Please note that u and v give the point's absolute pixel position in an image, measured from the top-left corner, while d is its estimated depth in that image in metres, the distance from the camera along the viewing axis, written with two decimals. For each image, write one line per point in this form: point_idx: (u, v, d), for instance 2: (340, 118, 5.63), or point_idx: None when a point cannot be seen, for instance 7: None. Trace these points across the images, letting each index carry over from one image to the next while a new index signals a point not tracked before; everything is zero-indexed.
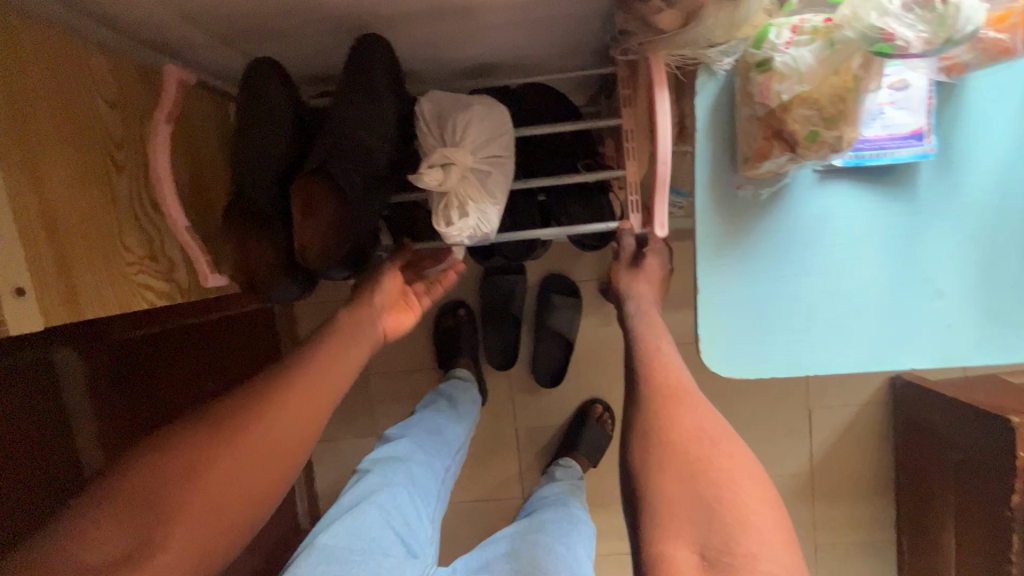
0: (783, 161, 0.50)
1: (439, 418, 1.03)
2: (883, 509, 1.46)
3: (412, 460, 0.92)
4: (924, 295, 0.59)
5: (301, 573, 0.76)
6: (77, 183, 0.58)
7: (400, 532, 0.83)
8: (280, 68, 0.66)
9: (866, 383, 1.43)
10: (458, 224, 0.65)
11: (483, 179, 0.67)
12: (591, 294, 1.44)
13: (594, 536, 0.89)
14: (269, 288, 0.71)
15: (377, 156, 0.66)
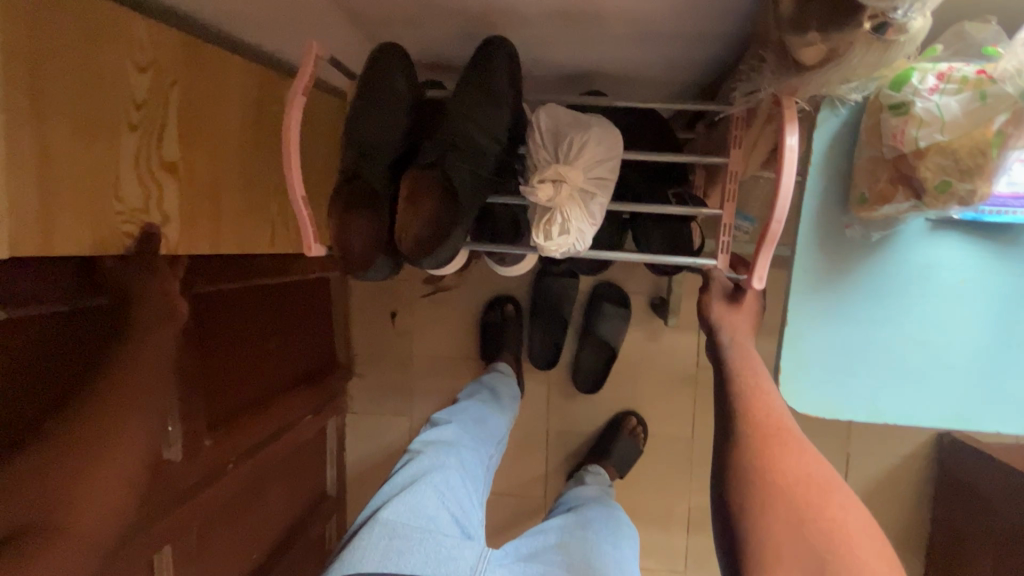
0: (906, 208, 0.51)
1: (481, 409, 1.11)
2: (912, 566, 1.42)
3: (460, 444, 0.99)
4: (1021, 360, 0.58)
5: (364, 546, 0.81)
6: (81, 133, 0.61)
7: (454, 511, 0.88)
8: (406, 57, 0.75)
9: (911, 436, 1.39)
10: (557, 240, 0.67)
11: (587, 201, 0.69)
12: (641, 307, 1.44)
13: (635, 538, 0.95)
14: (363, 267, 0.72)
15: (490, 155, 0.71)
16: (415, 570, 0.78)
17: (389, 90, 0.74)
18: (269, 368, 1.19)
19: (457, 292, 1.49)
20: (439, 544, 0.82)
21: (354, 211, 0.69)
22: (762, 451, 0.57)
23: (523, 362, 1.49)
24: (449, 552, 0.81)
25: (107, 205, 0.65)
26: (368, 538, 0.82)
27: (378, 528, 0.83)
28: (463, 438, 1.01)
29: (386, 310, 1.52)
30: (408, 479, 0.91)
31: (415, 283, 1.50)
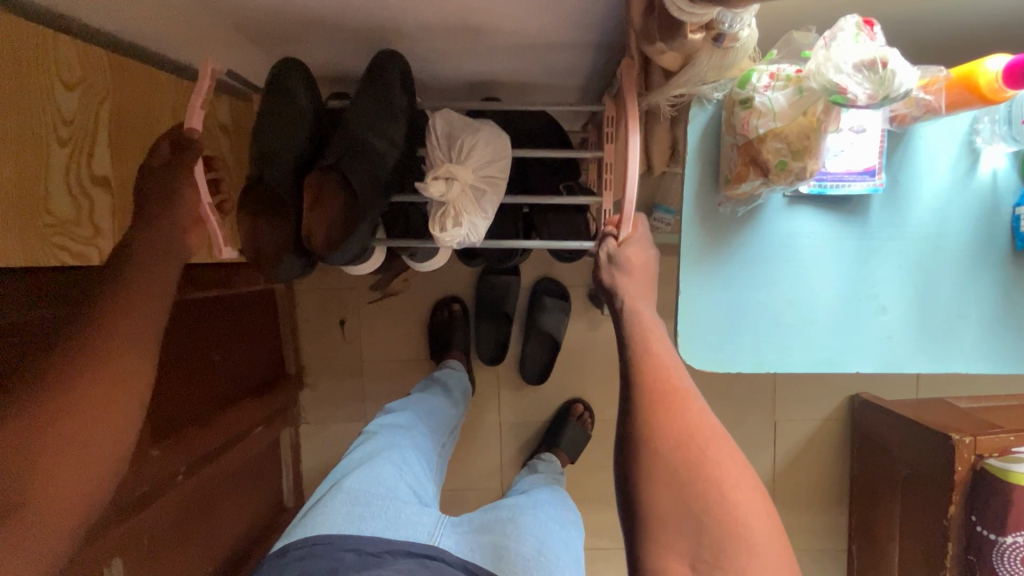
0: (757, 185, 0.60)
1: (433, 400, 1.21)
2: (838, 519, 1.57)
3: (413, 429, 1.09)
4: (870, 310, 0.69)
5: (329, 510, 0.88)
6: (10, 151, 0.63)
7: (410, 484, 0.96)
8: (303, 68, 0.80)
9: (827, 400, 1.54)
10: (451, 231, 0.71)
11: (479, 197, 0.75)
12: (580, 299, 1.53)
13: (582, 527, 1.03)
14: (275, 265, 0.78)
15: (387, 160, 0.77)
16: (375, 532, 0.85)
17: (287, 100, 0.78)
18: (219, 381, 1.21)
19: (404, 298, 1.54)
20: (398, 511, 0.89)
21: (262, 220, 0.77)
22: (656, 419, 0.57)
23: (472, 360, 1.55)
24: (406, 518, 0.88)
25: (37, 218, 0.67)
26: (330, 505, 0.89)
27: (340, 496, 0.90)
28: (418, 421, 1.12)
29: (333, 319, 1.54)
30: (366, 457, 0.99)
31: (361, 291, 1.53)
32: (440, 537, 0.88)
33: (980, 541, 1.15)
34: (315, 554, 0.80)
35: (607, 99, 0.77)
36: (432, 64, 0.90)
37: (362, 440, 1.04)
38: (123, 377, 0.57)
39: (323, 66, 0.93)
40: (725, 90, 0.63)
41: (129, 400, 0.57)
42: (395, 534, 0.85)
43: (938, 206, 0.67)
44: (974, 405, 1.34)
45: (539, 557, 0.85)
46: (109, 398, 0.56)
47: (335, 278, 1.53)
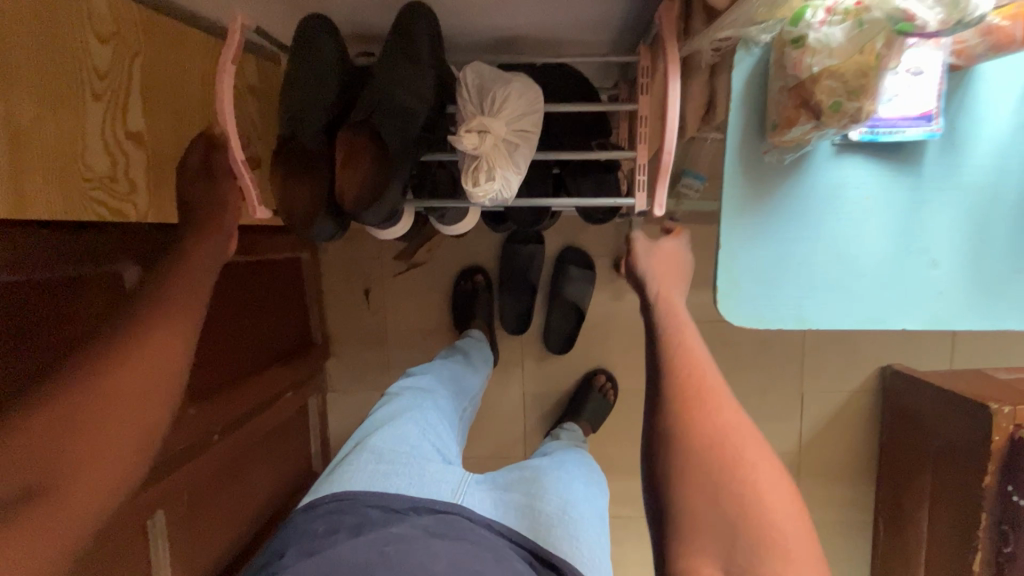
0: (808, 128, 0.56)
1: (455, 367, 1.23)
2: (864, 491, 1.56)
3: (435, 394, 1.10)
4: (920, 264, 0.66)
5: (355, 467, 0.89)
6: (48, 103, 0.63)
7: (434, 442, 0.97)
8: (332, 22, 0.79)
9: (857, 371, 1.52)
10: (484, 186, 0.69)
11: (512, 151, 0.72)
12: (604, 268, 1.51)
13: (604, 485, 1.01)
14: (307, 226, 0.75)
15: (419, 114, 0.76)
16: (400, 489, 0.84)
17: (316, 54, 0.76)
18: (249, 342, 1.23)
19: (427, 267, 1.54)
20: (422, 468, 0.88)
21: (296, 175, 0.74)
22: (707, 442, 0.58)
23: (496, 330, 1.55)
24: (432, 475, 0.88)
25: (77, 172, 0.67)
26: (357, 462, 0.89)
27: (365, 454, 0.90)
28: (439, 386, 1.13)
29: (357, 288, 1.55)
30: (390, 419, 0.99)
31: (385, 260, 1.54)
32: (463, 494, 0.87)
33: (1016, 512, 1.13)
34: (343, 509, 0.81)
35: (642, 49, 0.76)
36: (463, 20, 0.87)
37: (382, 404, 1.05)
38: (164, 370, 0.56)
39: (350, 24, 0.91)
40: (774, 33, 0.60)
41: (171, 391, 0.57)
42: (421, 491, 0.85)
43: (998, 154, 0.64)
44: (1011, 376, 1.31)
45: (564, 515, 0.85)
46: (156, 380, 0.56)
47: (361, 248, 1.53)
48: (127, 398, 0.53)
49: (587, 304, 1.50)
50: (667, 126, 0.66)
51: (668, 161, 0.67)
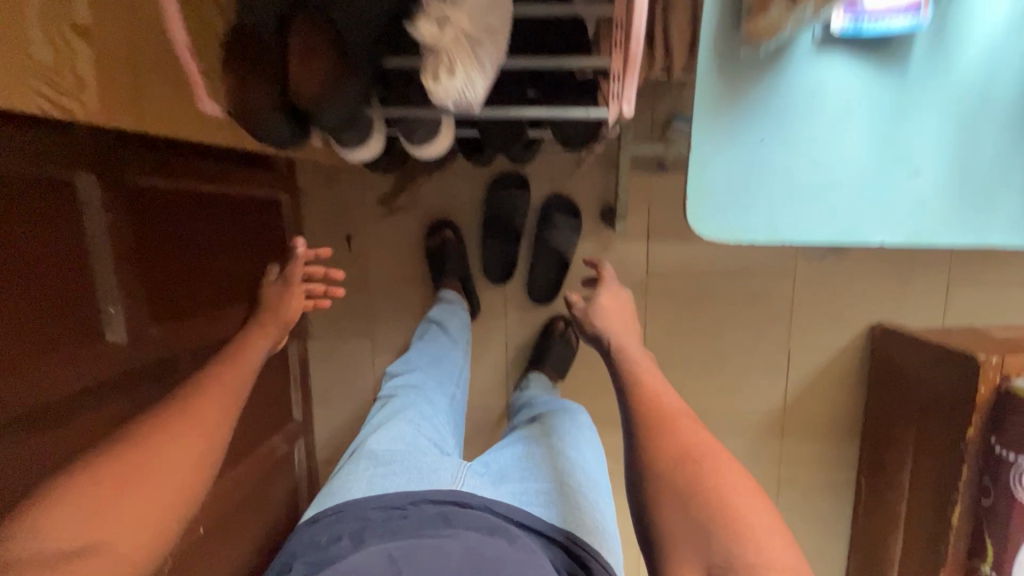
0: (782, 13, 0.54)
1: (438, 347, 1.20)
2: (846, 450, 1.55)
3: (425, 386, 1.09)
4: (904, 173, 0.63)
5: (354, 478, 0.87)
6: None
7: (429, 437, 0.97)
8: None
9: (846, 328, 1.49)
10: (444, 83, 0.66)
11: (478, 49, 0.67)
12: (592, 218, 1.48)
13: (600, 445, 0.99)
14: (265, 128, 0.74)
15: (376, 8, 0.72)
16: (401, 488, 0.83)
17: None
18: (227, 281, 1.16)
19: (412, 213, 1.51)
20: (420, 461, 0.88)
21: (249, 71, 0.69)
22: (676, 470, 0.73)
23: (480, 279, 1.52)
24: (431, 467, 0.87)
25: (11, 58, 0.62)
26: (356, 471, 0.88)
27: (363, 461, 0.89)
28: (428, 376, 1.12)
29: (340, 234, 1.52)
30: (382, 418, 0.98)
31: (369, 206, 1.51)
32: (464, 479, 0.86)
33: (998, 466, 1.11)
34: (343, 519, 0.79)
35: None
36: None
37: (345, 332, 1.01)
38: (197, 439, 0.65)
39: None
40: None
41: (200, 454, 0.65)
42: (422, 486, 0.83)
43: (986, 54, 0.61)
44: (1005, 333, 1.27)
45: (565, 488, 0.85)
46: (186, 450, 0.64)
47: (343, 192, 1.50)
48: (155, 472, 0.60)
49: (573, 254, 1.47)
50: (635, 15, 0.62)
51: (636, 52, 0.65)
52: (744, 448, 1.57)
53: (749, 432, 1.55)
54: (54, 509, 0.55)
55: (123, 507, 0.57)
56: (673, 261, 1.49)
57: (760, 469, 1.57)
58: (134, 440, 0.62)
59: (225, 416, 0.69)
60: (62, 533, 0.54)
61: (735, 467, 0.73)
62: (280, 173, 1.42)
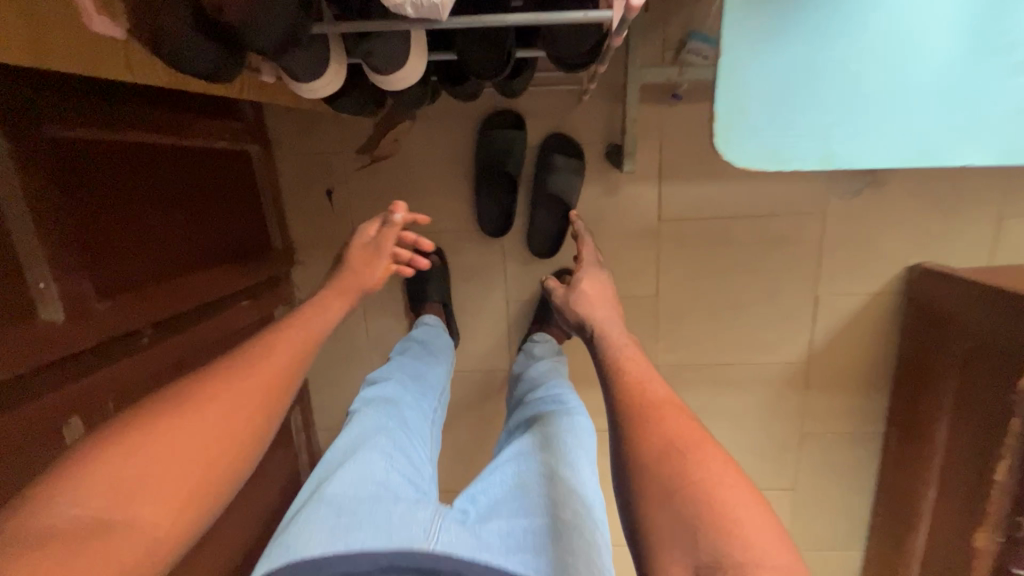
0: None
1: (416, 364, 1.08)
2: (875, 401, 1.45)
3: (399, 406, 0.93)
4: (999, 71, 0.60)
5: (310, 524, 0.70)
6: None
7: (405, 471, 0.81)
8: None
9: (880, 271, 1.35)
10: None
11: None
12: (597, 159, 1.32)
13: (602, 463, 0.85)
14: (185, 53, 0.60)
15: None
16: (365, 544, 0.68)
17: None
18: (187, 247, 1.07)
19: (397, 162, 1.36)
20: (389, 510, 0.72)
21: None
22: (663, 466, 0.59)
23: (475, 233, 1.40)
24: (399, 517, 0.72)
25: None
26: (311, 517, 0.71)
27: (320, 505, 0.72)
28: (403, 395, 0.96)
29: (320, 189, 1.39)
30: (348, 448, 0.82)
31: (349, 156, 1.36)
32: (437, 532, 0.70)
33: None
34: None
35: None
36: None
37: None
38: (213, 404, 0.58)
39: None
40: None
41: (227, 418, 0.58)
42: (388, 539, 0.69)
43: None
44: None
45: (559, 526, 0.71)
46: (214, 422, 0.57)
47: (320, 142, 1.36)
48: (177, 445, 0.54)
49: (575, 202, 1.33)
50: None
51: None
52: (764, 404, 1.47)
53: (770, 386, 1.46)
54: (74, 498, 0.48)
55: (141, 501, 0.50)
56: (688, 204, 1.34)
57: (779, 424, 1.49)
58: (163, 424, 0.55)
59: (260, 404, 0.61)
60: (75, 523, 0.47)
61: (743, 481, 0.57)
62: (247, 120, 1.29)
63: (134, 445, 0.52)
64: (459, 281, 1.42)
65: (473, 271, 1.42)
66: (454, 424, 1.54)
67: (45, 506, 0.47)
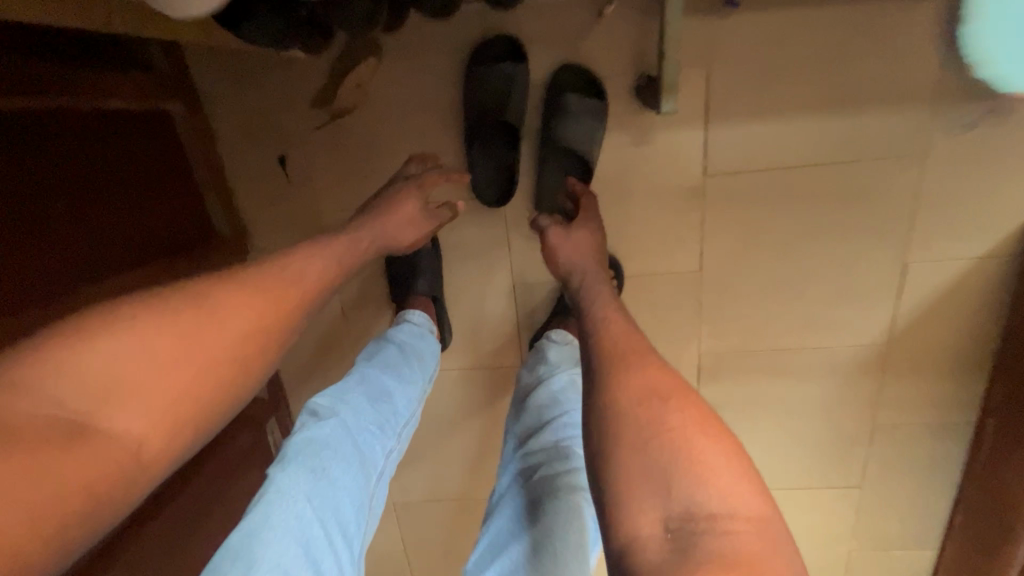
0: None
1: (383, 389, 0.91)
2: (968, 385, 1.18)
3: (331, 466, 0.77)
4: None
5: None
6: None
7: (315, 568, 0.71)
8: None
9: (990, 227, 1.05)
10: None
11: None
12: (622, 96, 1.03)
13: None
14: None
15: None
16: None
17: None
18: (89, 247, 0.84)
19: (364, 115, 1.06)
20: None
21: None
22: (658, 452, 0.63)
23: (469, 201, 1.11)
24: None
25: None
26: None
27: None
28: (341, 447, 0.80)
29: (270, 154, 1.08)
30: (240, 555, 0.68)
31: (301, 109, 1.05)
32: None
33: None
34: None
35: None
36: None
37: (222, 303, 0.67)
38: (142, 380, 0.58)
39: None
40: None
41: (142, 398, 0.58)
42: None
43: None
44: None
45: None
46: (138, 394, 0.58)
47: (262, 94, 1.05)
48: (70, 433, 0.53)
49: (598, 155, 1.06)
50: None
51: None
52: (830, 394, 1.22)
53: (839, 373, 1.19)
54: (66, 393, 0.54)
55: (124, 406, 0.56)
56: (743, 153, 1.03)
57: (848, 416, 1.24)
58: (163, 328, 0.61)
59: (194, 388, 0.62)
60: (56, 424, 0.53)
61: (736, 474, 0.61)
62: (156, 67, 0.99)
63: (144, 339, 0.60)
64: (454, 262, 1.15)
65: (469, 249, 1.15)
66: (459, 425, 1.33)
67: (26, 391, 0.52)
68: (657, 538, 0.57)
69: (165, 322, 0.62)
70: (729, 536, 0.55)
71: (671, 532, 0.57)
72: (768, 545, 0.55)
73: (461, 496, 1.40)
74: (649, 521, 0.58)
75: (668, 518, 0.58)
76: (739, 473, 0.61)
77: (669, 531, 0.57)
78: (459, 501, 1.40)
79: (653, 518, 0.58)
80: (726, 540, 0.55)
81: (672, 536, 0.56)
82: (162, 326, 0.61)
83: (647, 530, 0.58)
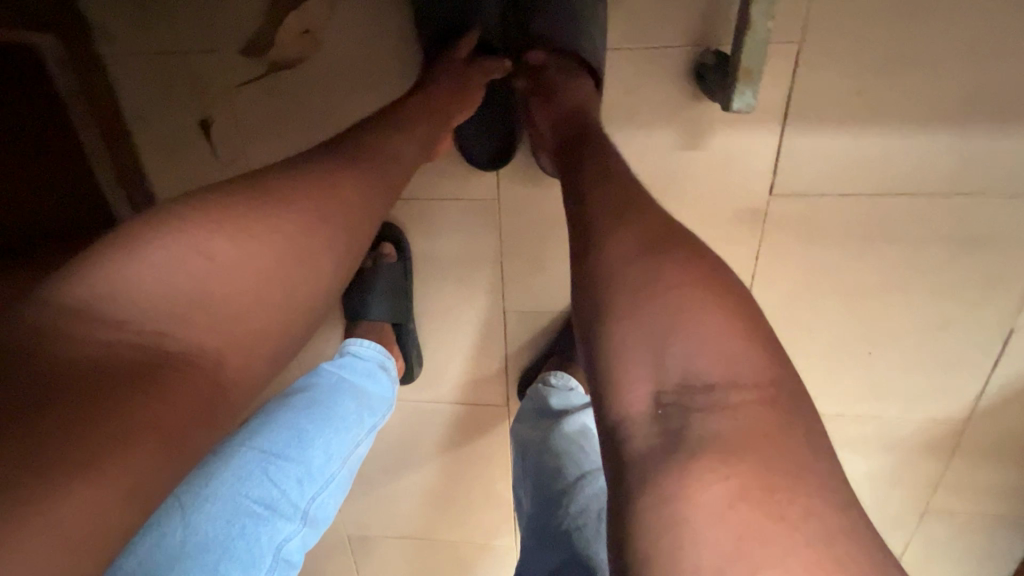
0: None
1: (294, 438, 0.67)
2: None
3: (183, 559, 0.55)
4: None
5: None
6: None
7: None
8: None
9: None
10: None
11: None
12: (671, 80, 0.75)
13: None
14: None
15: None
16: None
17: None
18: None
19: (315, 79, 0.78)
20: None
21: None
22: (637, 303, 0.45)
23: (458, 203, 0.86)
24: None
25: None
26: None
27: None
28: (205, 529, 0.57)
29: (188, 119, 0.81)
30: None
31: (228, 60, 0.77)
32: None
33: None
34: None
35: None
36: None
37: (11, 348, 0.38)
38: (199, 307, 0.43)
39: None
40: None
41: (202, 330, 0.43)
42: None
43: None
44: None
45: None
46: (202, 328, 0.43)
47: (177, 36, 0.76)
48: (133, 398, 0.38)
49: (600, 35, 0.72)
50: None
51: None
52: (883, 471, 0.99)
53: (899, 450, 0.96)
54: (139, 308, 0.41)
55: (199, 322, 0.43)
56: (822, 170, 0.77)
57: (902, 498, 1.01)
58: (212, 238, 0.46)
59: (256, 333, 0.46)
60: (129, 351, 0.40)
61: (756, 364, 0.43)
62: None
63: (209, 239, 0.46)
64: (431, 277, 0.92)
65: (453, 262, 0.91)
66: (427, 467, 1.09)
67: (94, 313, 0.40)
68: (643, 419, 0.41)
69: (219, 244, 0.46)
70: (731, 415, 0.39)
71: (661, 410, 0.41)
72: (791, 419, 0.40)
73: (427, 543, 1.18)
74: (634, 395, 0.42)
75: (660, 391, 0.41)
76: (760, 337, 0.44)
77: (657, 409, 0.41)
78: (424, 549, 1.19)
79: (640, 393, 0.42)
80: (728, 415, 0.40)
81: (662, 414, 0.41)
82: (216, 248, 0.46)
83: (632, 407, 0.42)
